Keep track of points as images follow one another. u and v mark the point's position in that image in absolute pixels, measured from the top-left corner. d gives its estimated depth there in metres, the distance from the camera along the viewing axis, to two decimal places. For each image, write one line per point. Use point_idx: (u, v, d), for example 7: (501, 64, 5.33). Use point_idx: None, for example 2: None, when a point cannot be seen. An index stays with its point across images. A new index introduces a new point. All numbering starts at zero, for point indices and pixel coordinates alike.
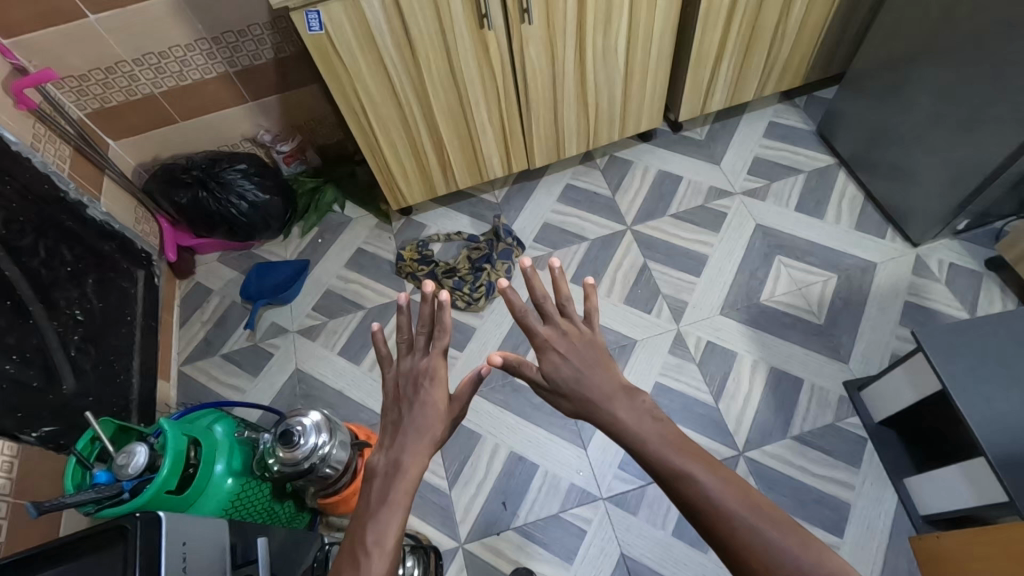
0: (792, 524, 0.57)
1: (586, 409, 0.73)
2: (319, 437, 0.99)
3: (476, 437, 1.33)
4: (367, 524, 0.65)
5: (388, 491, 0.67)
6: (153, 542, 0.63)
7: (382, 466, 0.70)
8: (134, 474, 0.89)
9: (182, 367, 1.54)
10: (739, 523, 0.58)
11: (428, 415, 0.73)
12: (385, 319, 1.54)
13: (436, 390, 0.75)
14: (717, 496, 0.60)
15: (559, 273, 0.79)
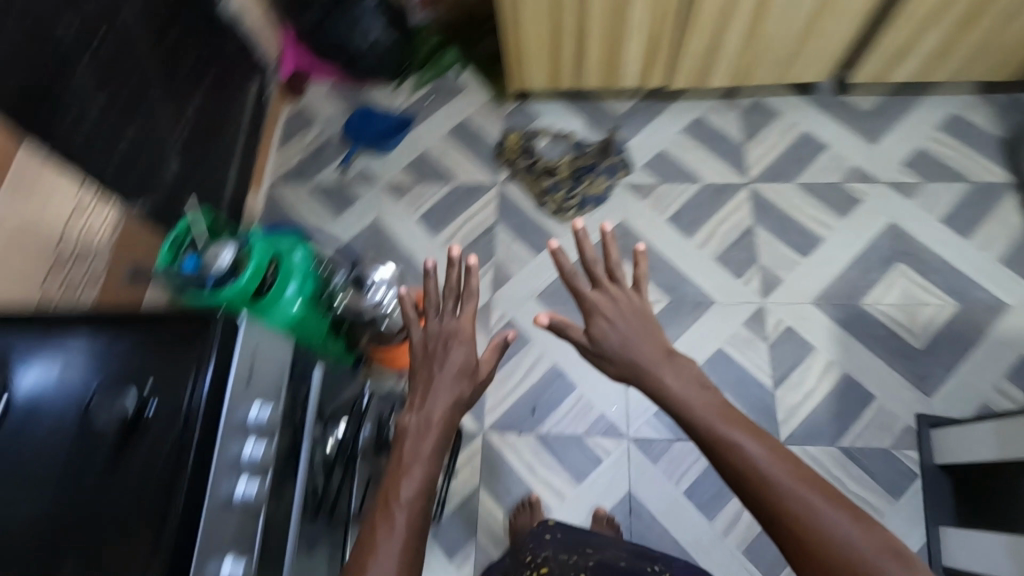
0: (856, 515, 0.52)
1: (636, 375, 0.70)
2: (388, 293, 1.01)
3: (525, 340, 1.34)
4: (395, 484, 0.62)
5: (414, 454, 0.65)
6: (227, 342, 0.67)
7: (411, 426, 0.68)
8: (219, 270, 0.94)
9: (273, 185, 1.59)
10: (790, 507, 0.53)
11: (455, 380, 0.72)
12: (471, 199, 1.51)
13: (461, 351, 0.74)
14: (769, 471, 0.55)
15: (612, 237, 0.76)
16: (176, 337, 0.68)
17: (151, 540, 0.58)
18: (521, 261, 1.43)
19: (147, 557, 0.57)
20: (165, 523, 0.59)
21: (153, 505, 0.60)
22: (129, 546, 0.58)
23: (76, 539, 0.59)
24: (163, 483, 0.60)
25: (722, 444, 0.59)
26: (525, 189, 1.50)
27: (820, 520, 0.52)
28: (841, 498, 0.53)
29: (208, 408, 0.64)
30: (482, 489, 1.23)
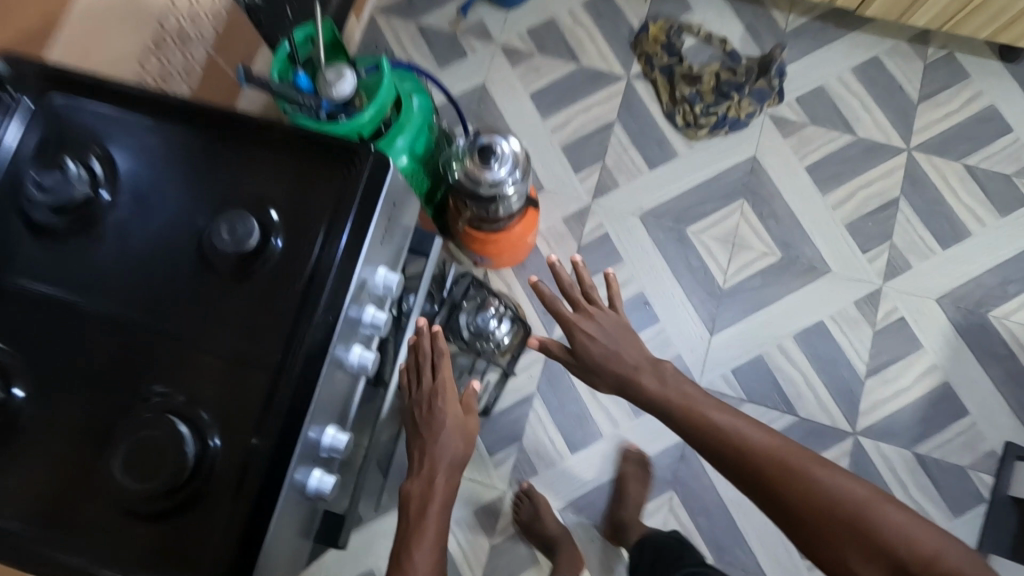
0: (830, 469, 0.61)
1: (622, 387, 0.75)
2: (512, 173, 0.88)
3: (616, 259, 1.24)
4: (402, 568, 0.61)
5: (421, 535, 0.62)
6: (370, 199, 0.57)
7: (416, 502, 0.64)
8: (335, 99, 0.80)
9: (375, 14, 1.39)
10: (773, 475, 0.62)
11: (449, 448, 0.66)
12: (592, 87, 1.33)
13: (450, 411, 0.68)
14: (751, 446, 0.64)
15: (580, 265, 0.82)
16: (312, 169, 0.58)
17: (270, 389, 0.53)
18: (632, 172, 1.28)
19: (265, 405, 0.53)
20: (286, 375, 0.53)
21: (274, 352, 0.54)
22: (245, 389, 0.54)
23: (186, 367, 0.54)
24: (286, 333, 0.54)
25: (700, 427, 0.68)
26: (657, 91, 1.31)
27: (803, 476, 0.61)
28: (809, 456, 0.62)
29: (343, 261, 0.55)
30: (537, 397, 1.19)
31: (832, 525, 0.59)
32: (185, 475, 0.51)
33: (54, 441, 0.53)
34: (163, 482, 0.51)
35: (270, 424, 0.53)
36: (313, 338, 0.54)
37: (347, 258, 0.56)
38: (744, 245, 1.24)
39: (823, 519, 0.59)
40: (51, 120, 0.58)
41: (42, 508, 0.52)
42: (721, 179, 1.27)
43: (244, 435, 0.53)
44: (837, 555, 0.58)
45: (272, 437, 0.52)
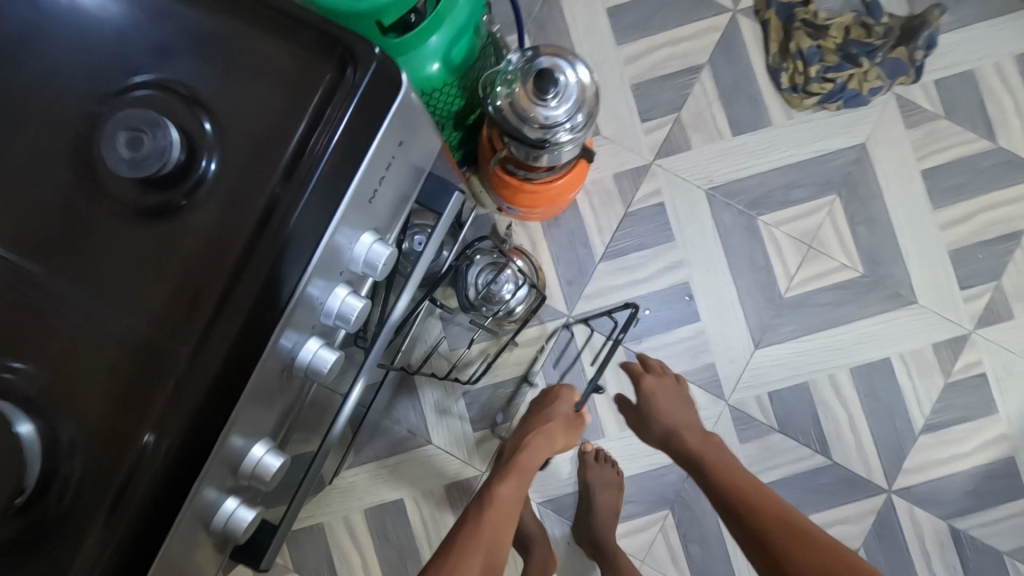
0: (835, 541, 0.61)
1: (666, 442, 0.83)
2: (572, 118, 0.67)
3: (667, 235, 1.03)
4: (464, 536, 0.63)
5: (500, 487, 0.71)
6: (362, 131, 0.37)
7: (512, 451, 0.78)
8: None
9: None
10: (768, 532, 0.64)
11: (563, 421, 0.83)
12: (686, 15, 1.05)
13: (565, 404, 0.85)
14: (757, 505, 0.68)
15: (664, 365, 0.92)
16: (282, 66, 0.37)
17: (160, 393, 0.35)
18: (711, 135, 1.04)
19: (149, 416, 0.35)
20: (190, 380, 0.35)
21: (178, 339, 0.36)
22: (126, 387, 0.36)
23: (44, 336, 0.36)
24: (200, 314, 0.36)
25: (712, 465, 0.75)
26: (765, 36, 1.04)
27: (802, 540, 0.62)
28: (816, 530, 0.63)
29: (305, 218, 0.36)
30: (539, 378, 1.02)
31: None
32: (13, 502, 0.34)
33: None
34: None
35: (152, 449, 0.35)
36: (240, 333, 0.36)
37: (307, 219, 0.36)
38: (822, 251, 1.02)
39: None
40: None
41: None
42: (816, 165, 1.03)
43: (111, 458, 0.35)
44: None
45: (151, 468, 0.35)
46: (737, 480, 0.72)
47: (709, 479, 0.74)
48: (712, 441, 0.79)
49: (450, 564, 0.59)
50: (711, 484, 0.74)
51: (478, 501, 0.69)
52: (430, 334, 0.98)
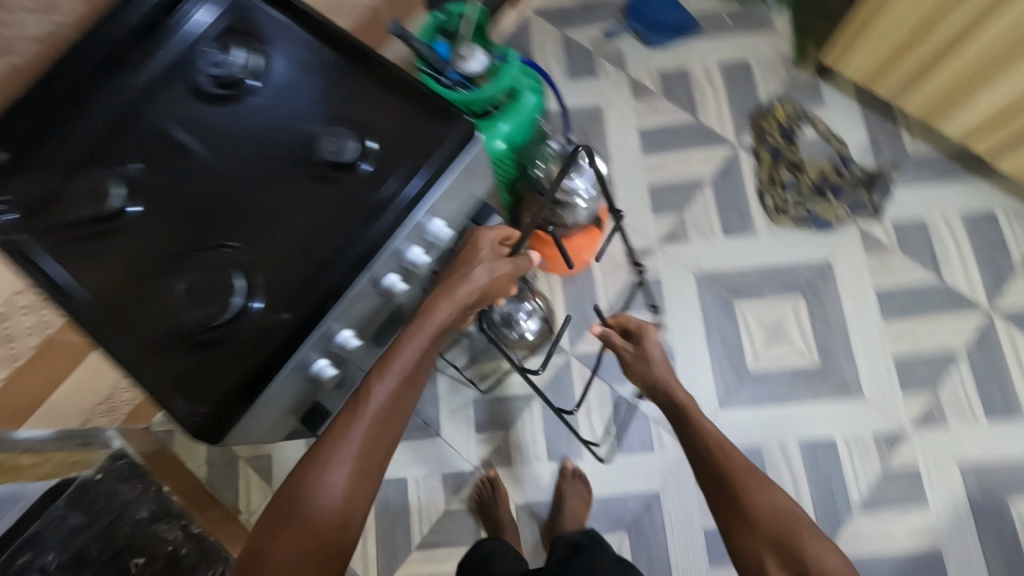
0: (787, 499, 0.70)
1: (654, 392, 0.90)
2: (587, 191, 0.96)
3: (659, 304, 1.28)
4: (336, 443, 0.61)
5: (372, 394, 0.64)
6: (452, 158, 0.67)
7: (399, 340, 0.68)
8: (461, 72, 0.92)
9: (531, 14, 1.50)
10: (732, 479, 0.74)
11: (462, 296, 0.70)
12: (698, 143, 1.38)
13: (460, 288, 0.71)
14: (728, 459, 0.76)
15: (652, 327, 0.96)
16: (418, 118, 0.68)
17: (313, 277, 0.64)
18: (705, 232, 1.32)
19: (308, 288, 0.64)
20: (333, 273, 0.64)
21: (329, 253, 0.65)
22: (296, 272, 0.64)
23: (257, 236, 0.66)
24: (346, 241, 0.65)
25: (694, 428, 0.83)
26: (758, 167, 1.34)
27: (758, 486, 0.72)
28: (775, 485, 0.72)
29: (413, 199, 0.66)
30: (537, 399, 1.25)
31: (760, 522, 0.69)
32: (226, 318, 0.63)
33: (135, 253, 0.66)
34: (211, 315, 0.63)
35: (306, 305, 0.64)
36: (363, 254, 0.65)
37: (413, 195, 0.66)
38: (784, 339, 1.25)
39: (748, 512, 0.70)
40: (235, 11, 0.72)
41: (112, 301, 0.64)
42: (786, 270, 1.28)
43: (281, 307, 0.64)
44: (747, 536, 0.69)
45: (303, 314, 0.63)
46: (715, 439, 0.79)
47: (691, 438, 0.81)
48: (692, 408, 0.85)
49: (320, 463, 0.60)
50: (692, 443, 0.81)
51: (350, 407, 0.64)
52: (457, 343, 1.24)
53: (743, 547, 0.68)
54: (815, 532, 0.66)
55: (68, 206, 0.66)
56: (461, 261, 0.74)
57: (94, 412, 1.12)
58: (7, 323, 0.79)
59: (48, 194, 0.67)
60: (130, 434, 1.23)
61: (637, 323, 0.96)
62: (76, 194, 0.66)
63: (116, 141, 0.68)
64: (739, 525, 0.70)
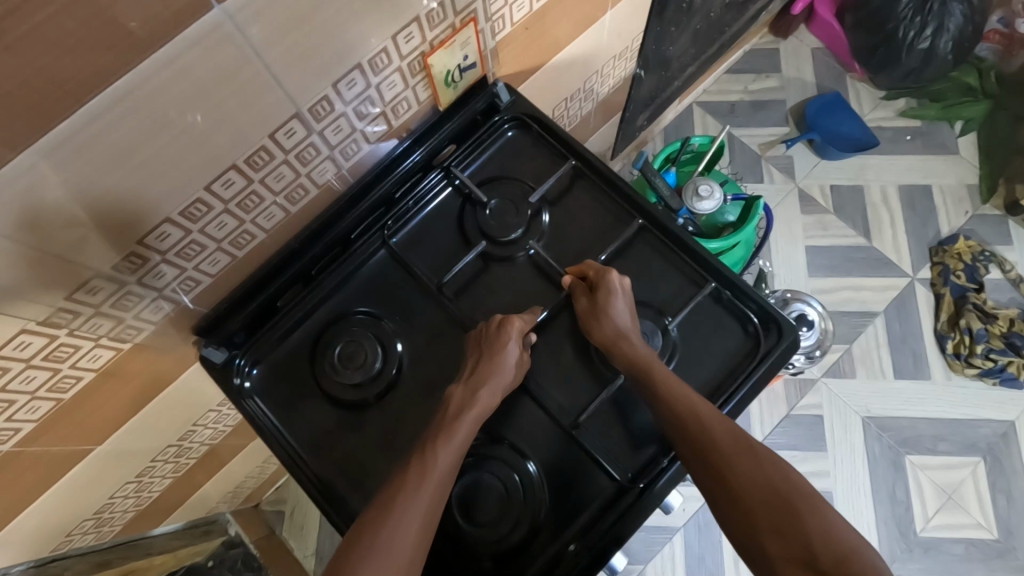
0: (782, 460, 0.48)
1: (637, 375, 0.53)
2: (808, 351, 0.88)
3: (819, 446, 1.17)
4: (391, 526, 0.45)
5: (431, 466, 0.49)
6: (772, 365, 0.56)
7: (455, 406, 0.53)
8: (693, 211, 0.84)
9: (695, 105, 1.42)
10: (726, 452, 0.49)
11: (501, 382, 0.54)
12: (872, 270, 1.27)
13: (513, 356, 0.54)
14: (708, 423, 0.50)
15: (625, 286, 0.56)
16: (725, 314, 0.59)
17: (610, 502, 0.55)
18: (875, 372, 1.21)
19: (599, 514, 0.54)
20: (635, 500, 0.54)
21: (626, 470, 0.55)
22: (586, 489, 0.55)
23: (536, 437, 0.57)
24: (646, 456, 0.56)
25: (659, 400, 0.52)
26: (937, 306, 1.24)
27: (751, 454, 0.48)
28: (782, 464, 0.48)
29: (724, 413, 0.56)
30: (679, 534, 1.15)
31: (753, 504, 0.46)
32: (503, 542, 0.54)
33: (396, 434, 0.57)
34: (485, 538, 0.54)
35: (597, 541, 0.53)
36: (670, 480, 0.54)
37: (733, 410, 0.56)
38: (961, 505, 1.13)
39: (749, 500, 0.46)
40: (515, 155, 0.64)
41: (365, 482, 0.56)
42: (965, 426, 1.17)
43: (565, 534, 0.54)
44: (747, 531, 0.46)
45: (595, 549, 0.53)
46: (693, 409, 0.51)
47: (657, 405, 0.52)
48: (657, 367, 0.53)
49: (366, 547, 0.44)
50: (657, 406, 0.52)
51: (407, 475, 0.49)
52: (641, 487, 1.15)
53: (735, 536, 0.47)
54: (822, 504, 0.45)
55: (324, 369, 0.58)
56: (492, 340, 0.55)
57: (220, 500, 1.05)
58: (188, 440, 0.75)
59: (306, 345, 0.60)
60: (241, 515, 1.16)
61: (598, 267, 0.57)
62: (334, 356, 0.58)
63: (379, 296, 0.60)
64: (722, 497, 0.48)
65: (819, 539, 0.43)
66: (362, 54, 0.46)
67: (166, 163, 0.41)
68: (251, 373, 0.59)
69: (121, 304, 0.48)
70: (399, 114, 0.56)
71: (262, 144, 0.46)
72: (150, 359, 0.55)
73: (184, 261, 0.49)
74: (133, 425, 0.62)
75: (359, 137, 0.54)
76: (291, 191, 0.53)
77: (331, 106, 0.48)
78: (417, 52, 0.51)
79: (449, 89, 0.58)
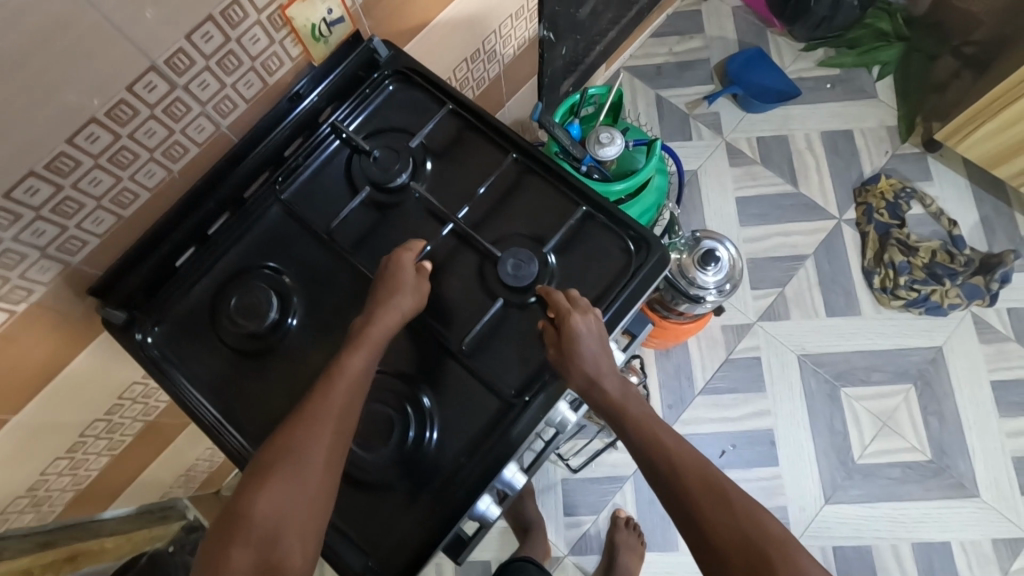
0: (750, 496, 0.51)
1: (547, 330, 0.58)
2: (720, 284, 0.91)
3: (759, 386, 1.22)
4: (305, 433, 0.49)
5: (341, 374, 0.52)
6: (646, 279, 0.60)
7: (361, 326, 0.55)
8: (597, 157, 0.87)
9: (622, 70, 1.45)
10: (705, 502, 0.51)
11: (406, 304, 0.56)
12: (800, 215, 1.32)
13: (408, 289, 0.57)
14: (678, 461, 0.53)
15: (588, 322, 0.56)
16: (602, 236, 0.62)
17: (498, 417, 0.58)
18: (809, 311, 1.25)
19: (489, 430, 0.58)
20: (521, 414, 0.57)
21: (512, 389, 0.58)
22: (475, 409, 0.58)
23: (431, 367, 0.60)
24: (533, 375, 0.59)
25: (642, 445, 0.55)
26: (864, 245, 1.28)
27: (725, 500, 0.50)
28: (761, 515, 0.49)
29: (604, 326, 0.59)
30: (629, 482, 1.19)
31: (728, 552, 0.48)
32: (402, 462, 0.57)
33: (295, 377, 0.60)
34: (381, 461, 0.57)
35: (489, 452, 0.57)
36: (554, 392, 0.58)
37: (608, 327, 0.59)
38: (895, 430, 1.18)
39: (726, 549, 0.48)
40: (399, 106, 0.67)
41: (267, 420, 0.59)
42: (896, 355, 1.22)
43: (458, 452, 0.57)
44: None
45: (484, 460, 0.56)
46: (665, 453, 0.54)
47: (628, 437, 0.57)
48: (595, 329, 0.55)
49: (288, 454, 0.48)
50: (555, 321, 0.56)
51: (318, 386, 0.52)
52: (585, 445, 1.19)
53: None
54: (793, 546, 0.47)
55: (223, 320, 0.60)
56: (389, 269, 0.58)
57: (173, 484, 1.07)
58: (117, 415, 0.77)
59: (208, 300, 0.62)
60: (200, 501, 1.18)
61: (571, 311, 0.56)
62: (231, 307, 0.60)
63: (276, 247, 0.63)
64: (700, 545, 0.49)
65: None
66: (211, 5, 0.49)
67: (15, 112, 0.43)
68: (153, 330, 0.61)
69: (2, 262, 0.50)
70: (271, 71, 0.59)
71: (121, 98, 0.48)
72: (47, 322, 0.57)
73: (63, 218, 0.51)
74: (48, 394, 0.64)
75: (231, 93, 0.57)
76: (168, 148, 0.55)
77: (190, 59, 0.51)
78: (273, 5, 0.53)
79: (320, 43, 0.60)
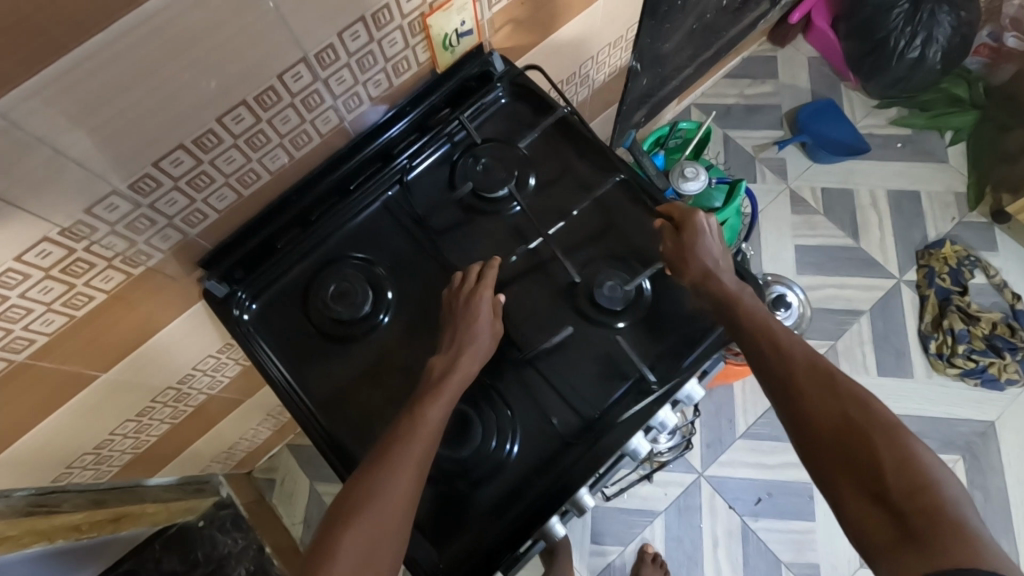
0: (863, 388, 0.47)
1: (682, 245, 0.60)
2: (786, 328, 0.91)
3: None
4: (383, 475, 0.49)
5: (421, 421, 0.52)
6: None
7: (440, 370, 0.55)
8: (679, 190, 0.88)
9: (693, 106, 1.46)
10: (803, 381, 0.49)
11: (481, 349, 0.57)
12: (858, 270, 1.31)
13: (484, 312, 0.58)
14: (785, 348, 0.51)
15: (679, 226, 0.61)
16: None
17: (576, 437, 0.58)
18: (859, 367, 1.24)
19: (568, 447, 0.58)
20: (601, 439, 0.58)
21: (594, 410, 0.59)
22: (555, 426, 0.58)
23: (517, 382, 0.60)
24: (616, 399, 0.59)
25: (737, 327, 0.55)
26: (921, 308, 1.27)
27: (829, 385, 0.48)
28: (874, 401, 0.46)
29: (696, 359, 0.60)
30: (660, 518, 1.17)
31: (825, 433, 0.46)
32: (475, 468, 0.57)
33: (380, 370, 0.61)
34: (460, 465, 0.57)
35: (563, 471, 0.57)
36: (639, 421, 0.58)
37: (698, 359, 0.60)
38: None
39: (829, 432, 0.46)
40: (506, 119, 0.69)
41: (346, 409, 0.60)
42: (945, 424, 1.20)
43: (535, 467, 0.57)
44: (825, 465, 0.45)
45: (560, 478, 0.57)
46: (771, 341, 0.52)
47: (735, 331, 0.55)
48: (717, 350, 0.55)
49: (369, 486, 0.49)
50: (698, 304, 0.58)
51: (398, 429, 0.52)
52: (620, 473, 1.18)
53: (812, 467, 0.47)
54: (902, 435, 0.44)
55: (318, 305, 0.62)
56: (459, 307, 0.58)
57: (213, 459, 1.08)
58: (187, 384, 0.78)
59: (304, 284, 0.64)
60: (234, 479, 1.20)
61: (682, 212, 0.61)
62: (327, 293, 0.62)
63: (373, 243, 0.65)
64: (796, 419, 0.48)
65: (891, 469, 0.42)
66: (366, 7, 0.51)
67: (181, 90, 0.45)
68: (251, 307, 0.63)
69: (134, 226, 0.52)
70: (399, 73, 0.61)
71: (270, 84, 0.51)
72: (158, 287, 0.59)
73: (193, 191, 0.53)
74: (136, 357, 0.66)
75: (360, 91, 0.59)
76: (296, 136, 0.57)
77: (336, 55, 0.53)
78: (417, 12, 0.55)
79: (447, 52, 0.63)
